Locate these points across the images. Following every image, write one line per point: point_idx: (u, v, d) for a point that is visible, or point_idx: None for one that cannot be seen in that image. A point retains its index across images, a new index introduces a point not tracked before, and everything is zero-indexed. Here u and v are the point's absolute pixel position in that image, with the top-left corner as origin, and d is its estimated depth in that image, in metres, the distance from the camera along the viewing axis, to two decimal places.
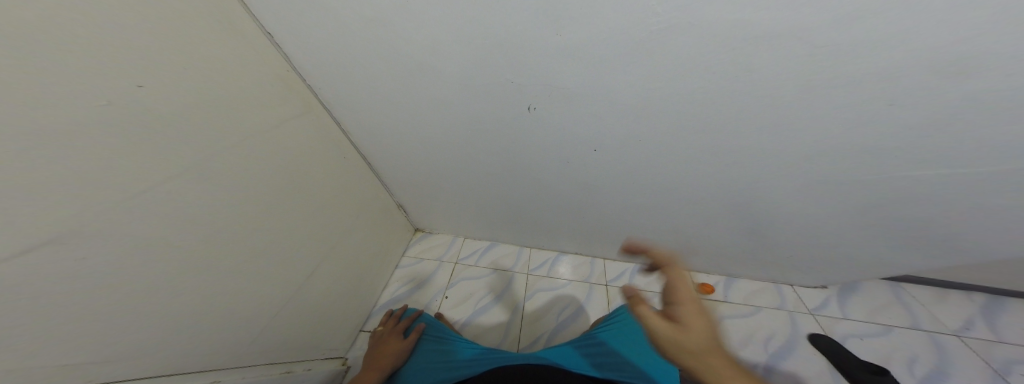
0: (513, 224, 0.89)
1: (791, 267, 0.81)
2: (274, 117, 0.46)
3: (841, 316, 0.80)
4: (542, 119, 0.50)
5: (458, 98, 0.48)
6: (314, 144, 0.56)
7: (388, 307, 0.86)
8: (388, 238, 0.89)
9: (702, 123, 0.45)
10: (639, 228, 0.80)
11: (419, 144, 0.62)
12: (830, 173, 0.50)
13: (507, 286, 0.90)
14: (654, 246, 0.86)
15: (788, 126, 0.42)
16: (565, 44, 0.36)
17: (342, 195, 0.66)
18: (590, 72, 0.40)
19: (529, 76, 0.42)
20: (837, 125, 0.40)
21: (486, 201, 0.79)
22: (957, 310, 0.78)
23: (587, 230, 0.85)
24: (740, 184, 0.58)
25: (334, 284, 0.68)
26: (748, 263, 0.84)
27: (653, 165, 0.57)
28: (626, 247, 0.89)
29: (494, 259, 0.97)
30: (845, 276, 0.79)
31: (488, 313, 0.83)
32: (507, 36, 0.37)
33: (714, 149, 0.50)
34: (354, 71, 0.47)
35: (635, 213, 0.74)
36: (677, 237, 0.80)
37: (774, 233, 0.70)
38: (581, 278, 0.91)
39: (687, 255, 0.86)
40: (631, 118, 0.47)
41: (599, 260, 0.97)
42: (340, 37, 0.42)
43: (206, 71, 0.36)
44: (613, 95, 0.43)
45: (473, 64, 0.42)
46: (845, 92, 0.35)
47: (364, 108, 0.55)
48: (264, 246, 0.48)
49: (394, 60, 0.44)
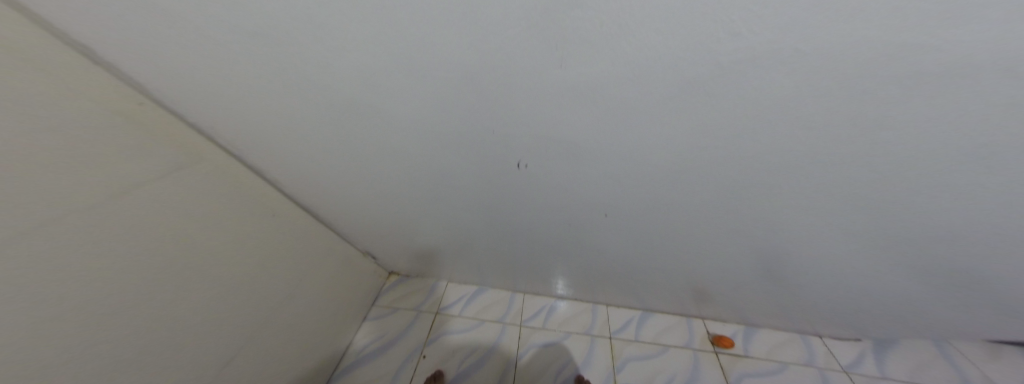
0: (503, 269, 0.77)
1: (821, 319, 0.71)
2: (103, 173, 0.31)
3: (880, 374, 0.70)
4: (535, 177, 0.40)
5: (428, 152, 0.38)
6: (215, 202, 0.42)
7: (354, 370, 0.72)
8: (348, 289, 0.75)
9: (746, 187, 0.35)
10: (648, 274, 0.69)
11: (391, 195, 0.51)
12: (898, 234, 0.40)
13: (496, 341, 0.77)
14: (665, 293, 0.75)
15: (870, 184, 0.31)
16: (574, 82, 0.24)
17: (272, 255, 0.53)
18: (606, 122, 0.28)
19: (514, 123, 0.30)
20: (939, 188, 0.30)
21: (473, 246, 0.67)
22: (1017, 368, 0.68)
23: (586, 277, 0.74)
24: (772, 248, 0.50)
25: (262, 366, 0.54)
26: (772, 314, 0.74)
27: (672, 233, 0.50)
28: (632, 294, 0.78)
29: (481, 308, 0.84)
30: (884, 328, 0.69)
31: (473, 377, 0.70)
32: (479, 68, 0.24)
33: (751, 213, 0.41)
34: (270, 102, 0.34)
35: (646, 260, 0.63)
36: (692, 283, 0.69)
37: (805, 287, 0.61)
38: (580, 330, 0.79)
39: (702, 302, 0.76)
40: (663, 183, 0.37)
41: (602, 307, 0.85)
42: (231, 61, 0.28)
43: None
44: (633, 155, 0.32)
45: (437, 105, 0.29)
46: (980, 151, 0.24)
47: (305, 152, 0.42)
48: (96, 365, 0.32)
49: (320, 97, 0.31)
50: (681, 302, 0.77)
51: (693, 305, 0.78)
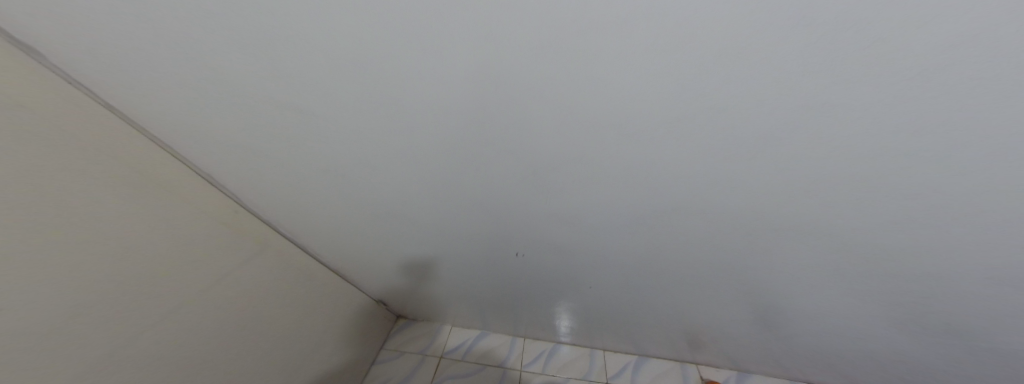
0: (508, 317, 0.91)
1: (809, 364, 0.79)
2: (200, 247, 0.47)
3: None
4: (529, 261, 0.59)
5: (464, 244, 0.56)
6: (260, 261, 0.58)
7: None
8: (343, 323, 0.88)
9: (675, 268, 0.52)
10: (637, 325, 0.79)
11: (432, 269, 0.68)
12: (806, 304, 0.54)
13: (502, 375, 0.96)
14: (658, 342, 0.84)
15: (761, 264, 0.46)
16: (552, 210, 0.42)
17: (291, 300, 0.68)
18: (579, 231, 0.46)
19: (519, 236, 0.51)
20: (811, 268, 0.45)
21: (483, 298, 0.80)
22: None
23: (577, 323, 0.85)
24: (726, 312, 0.64)
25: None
26: (764, 362, 0.81)
27: (647, 302, 0.67)
28: (626, 340, 0.87)
29: (488, 344, 1.05)
30: (871, 374, 0.76)
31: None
32: (497, 204, 0.43)
33: (699, 286, 0.57)
34: (349, 207, 0.50)
35: (633, 315, 0.75)
36: (682, 331, 0.77)
37: (758, 342, 0.73)
38: (580, 375, 0.92)
39: (698, 347, 0.81)
40: (621, 268, 0.56)
41: (599, 352, 0.98)
42: (302, 179, 0.45)
43: (82, 212, 0.34)
44: (601, 252, 0.51)
45: (472, 217, 0.47)
46: (815, 244, 0.39)
47: (375, 237, 0.59)
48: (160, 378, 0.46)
49: (379, 205, 0.48)
50: (676, 349, 0.84)
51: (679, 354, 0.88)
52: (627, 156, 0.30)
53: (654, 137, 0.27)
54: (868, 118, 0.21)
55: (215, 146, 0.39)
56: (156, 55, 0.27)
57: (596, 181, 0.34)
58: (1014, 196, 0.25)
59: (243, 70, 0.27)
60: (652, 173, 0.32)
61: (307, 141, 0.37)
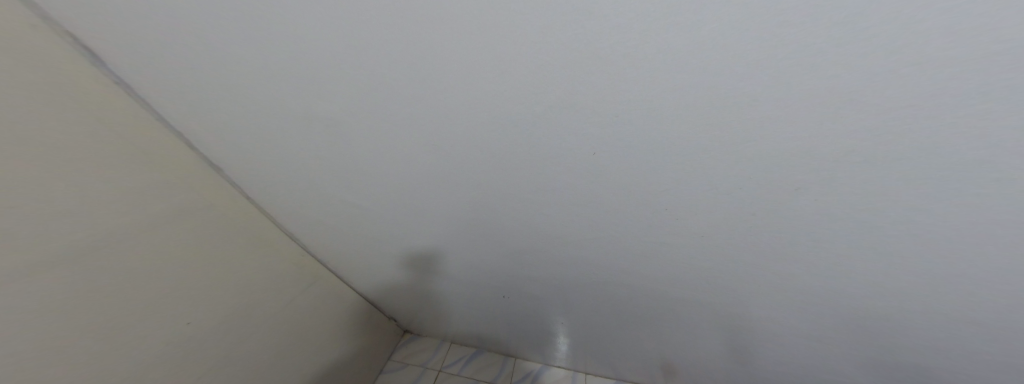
0: (502, 341, 1.06)
1: None
2: (284, 283, 0.66)
3: None
4: (517, 301, 0.75)
5: (468, 285, 0.73)
6: (316, 291, 0.76)
7: None
8: (365, 340, 1.05)
9: (626, 318, 0.69)
10: (613, 357, 0.93)
11: (441, 298, 0.85)
12: (739, 350, 0.68)
13: None
14: (632, 370, 0.98)
15: (691, 319, 0.62)
16: (534, 271, 0.60)
17: (328, 321, 0.85)
18: (552, 284, 0.64)
19: (510, 284, 0.68)
20: (729, 324, 0.60)
21: (481, 323, 0.96)
22: None
23: (558, 351, 1.01)
24: (682, 352, 0.78)
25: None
26: None
27: (617, 338, 0.81)
28: (605, 368, 1.02)
29: (486, 364, 1.19)
30: None
31: None
32: (494, 264, 0.61)
33: (654, 330, 0.71)
34: (386, 259, 0.68)
35: (608, 348, 0.89)
36: (650, 365, 0.91)
37: (709, 379, 0.88)
38: None
39: (671, 377, 0.94)
40: (590, 311, 0.71)
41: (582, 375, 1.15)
42: (357, 243, 0.63)
43: (236, 258, 0.54)
44: (572, 299, 0.68)
45: (475, 270, 0.65)
46: (716, 306, 0.55)
47: (399, 277, 0.77)
48: (238, 371, 0.64)
49: (408, 259, 0.66)
50: (650, 376, 0.98)
51: (649, 380, 1.04)
52: (577, 244, 0.48)
53: (584, 236, 0.46)
54: (682, 233, 0.40)
55: (306, 222, 0.58)
56: (297, 182, 0.47)
57: (558, 261, 0.55)
58: (794, 278, 0.43)
59: (345, 192, 0.48)
60: (586, 260, 0.52)
61: (367, 228, 0.57)
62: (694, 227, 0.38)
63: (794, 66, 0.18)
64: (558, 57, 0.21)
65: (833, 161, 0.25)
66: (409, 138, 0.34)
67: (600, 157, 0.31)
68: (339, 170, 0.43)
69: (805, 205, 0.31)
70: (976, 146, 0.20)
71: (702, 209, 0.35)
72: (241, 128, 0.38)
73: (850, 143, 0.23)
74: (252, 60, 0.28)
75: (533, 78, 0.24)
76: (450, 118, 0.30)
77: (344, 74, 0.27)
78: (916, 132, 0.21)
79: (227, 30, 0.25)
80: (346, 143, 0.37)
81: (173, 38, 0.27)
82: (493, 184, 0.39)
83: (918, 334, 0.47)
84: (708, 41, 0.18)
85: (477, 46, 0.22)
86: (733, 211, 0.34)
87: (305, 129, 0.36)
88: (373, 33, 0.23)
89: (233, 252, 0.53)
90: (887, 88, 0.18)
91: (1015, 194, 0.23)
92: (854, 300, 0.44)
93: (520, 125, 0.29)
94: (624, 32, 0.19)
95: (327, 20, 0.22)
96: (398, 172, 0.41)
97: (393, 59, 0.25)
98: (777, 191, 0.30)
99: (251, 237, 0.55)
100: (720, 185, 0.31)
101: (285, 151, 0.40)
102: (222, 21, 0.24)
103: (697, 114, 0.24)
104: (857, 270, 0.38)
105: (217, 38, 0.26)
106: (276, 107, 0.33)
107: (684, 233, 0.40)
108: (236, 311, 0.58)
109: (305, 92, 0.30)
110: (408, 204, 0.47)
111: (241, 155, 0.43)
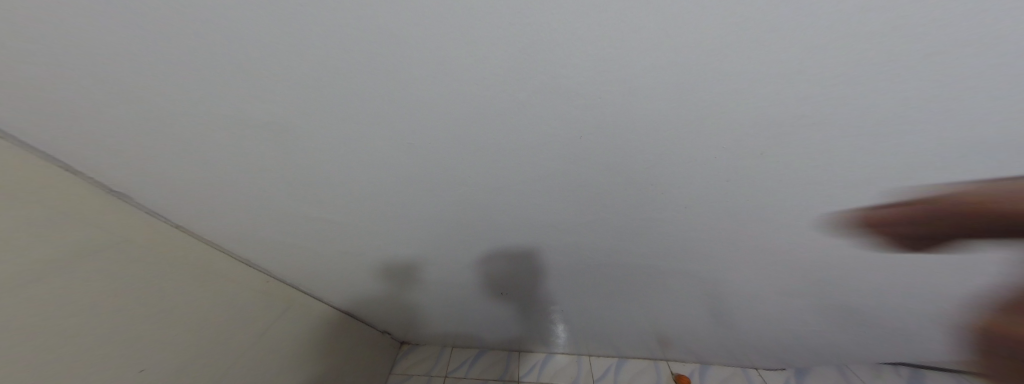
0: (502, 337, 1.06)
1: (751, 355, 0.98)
2: (256, 311, 0.61)
3: None
4: (509, 295, 0.75)
5: (456, 286, 0.71)
6: (292, 316, 0.71)
7: None
8: (362, 358, 1.01)
9: (618, 298, 0.71)
10: (611, 336, 0.96)
11: (433, 303, 0.83)
12: (726, 313, 0.72)
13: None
14: (631, 346, 1.02)
15: (677, 290, 0.64)
16: (524, 263, 0.59)
17: (314, 345, 0.80)
18: (542, 273, 0.63)
19: (500, 279, 0.67)
20: (712, 291, 0.63)
21: (477, 322, 0.96)
22: None
23: (560, 338, 1.03)
24: (675, 322, 0.81)
25: None
26: (715, 353, 1.01)
27: (612, 316, 0.83)
28: (605, 347, 1.06)
29: (490, 362, 1.19)
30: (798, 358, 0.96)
31: None
32: (481, 261, 0.60)
33: (646, 305, 0.74)
34: (366, 269, 0.64)
35: (605, 328, 0.92)
36: (646, 338, 0.95)
37: (703, 343, 0.93)
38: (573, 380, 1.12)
39: (666, 346, 0.99)
40: (584, 296, 0.72)
41: (585, 357, 1.18)
42: (330, 257, 0.58)
43: (196, 292, 0.49)
44: (564, 286, 0.68)
45: (462, 269, 0.63)
46: (697, 275, 0.58)
47: (383, 287, 0.73)
48: None
49: (390, 266, 0.63)
50: (648, 348, 1.03)
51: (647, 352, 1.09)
52: (563, 231, 0.48)
53: (569, 223, 0.46)
54: (661, 209, 0.41)
55: (266, 244, 0.52)
56: (245, 202, 0.42)
57: (547, 250, 0.54)
58: (766, 239, 0.45)
59: (307, 207, 0.44)
60: (576, 246, 0.52)
61: (340, 241, 0.53)
62: (669, 204, 0.39)
63: (766, 40, 0.19)
64: (536, 41, 0.20)
65: (798, 128, 0.26)
66: (380, 139, 0.31)
67: (587, 141, 0.30)
68: (297, 181, 0.39)
69: (767, 169, 0.32)
70: (898, 99, 0.22)
71: (676, 184, 0.36)
72: (166, 152, 0.33)
73: (793, 106, 0.24)
74: (186, 73, 0.24)
75: (510, 63, 0.22)
76: (425, 113, 0.27)
77: (290, 80, 0.24)
78: (868, 93, 0.22)
79: (135, 49, 0.22)
80: (296, 152, 0.33)
81: (57, 53, 0.22)
82: (479, 180, 0.37)
83: (876, 277, 0.51)
84: (657, 22, 0.18)
85: (444, 30, 0.19)
86: (706, 183, 0.35)
87: (244, 143, 0.32)
88: (321, 27, 0.19)
89: (187, 286, 0.48)
90: (846, 51, 0.19)
91: (950, 142, 0.26)
92: (818, 253, 0.47)
93: (503, 115, 0.27)
94: (604, 11, 0.18)
95: (239, 23, 0.20)
96: (372, 177, 0.38)
97: (351, 55, 0.22)
98: (745, 159, 0.31)
99: (203, 271, 0.50)
100: (693, 158, 0.31)
101: (240, 167, 0.36)
102: (124, 28, 0.20)
103: (678, 91, 0.24)
104: (828, 226, 0.41)
105: (125, 47, 0.22)
106: (224, 122, 0.29)
107: (664, 208, 0.40)
108: (207, 350, 0.52)
109: (250, 101, 0.27)
110: (383, 210, 0.44)
111: (169, 181, 0.38)
